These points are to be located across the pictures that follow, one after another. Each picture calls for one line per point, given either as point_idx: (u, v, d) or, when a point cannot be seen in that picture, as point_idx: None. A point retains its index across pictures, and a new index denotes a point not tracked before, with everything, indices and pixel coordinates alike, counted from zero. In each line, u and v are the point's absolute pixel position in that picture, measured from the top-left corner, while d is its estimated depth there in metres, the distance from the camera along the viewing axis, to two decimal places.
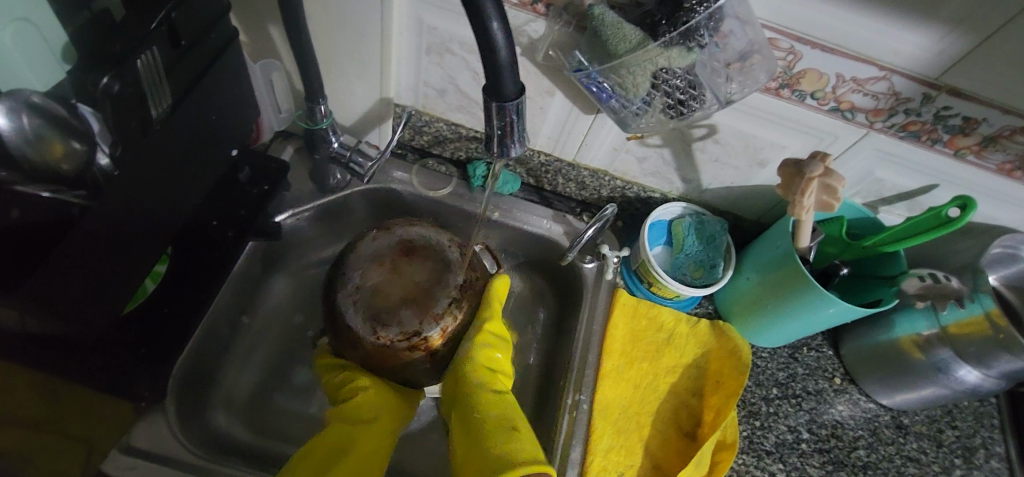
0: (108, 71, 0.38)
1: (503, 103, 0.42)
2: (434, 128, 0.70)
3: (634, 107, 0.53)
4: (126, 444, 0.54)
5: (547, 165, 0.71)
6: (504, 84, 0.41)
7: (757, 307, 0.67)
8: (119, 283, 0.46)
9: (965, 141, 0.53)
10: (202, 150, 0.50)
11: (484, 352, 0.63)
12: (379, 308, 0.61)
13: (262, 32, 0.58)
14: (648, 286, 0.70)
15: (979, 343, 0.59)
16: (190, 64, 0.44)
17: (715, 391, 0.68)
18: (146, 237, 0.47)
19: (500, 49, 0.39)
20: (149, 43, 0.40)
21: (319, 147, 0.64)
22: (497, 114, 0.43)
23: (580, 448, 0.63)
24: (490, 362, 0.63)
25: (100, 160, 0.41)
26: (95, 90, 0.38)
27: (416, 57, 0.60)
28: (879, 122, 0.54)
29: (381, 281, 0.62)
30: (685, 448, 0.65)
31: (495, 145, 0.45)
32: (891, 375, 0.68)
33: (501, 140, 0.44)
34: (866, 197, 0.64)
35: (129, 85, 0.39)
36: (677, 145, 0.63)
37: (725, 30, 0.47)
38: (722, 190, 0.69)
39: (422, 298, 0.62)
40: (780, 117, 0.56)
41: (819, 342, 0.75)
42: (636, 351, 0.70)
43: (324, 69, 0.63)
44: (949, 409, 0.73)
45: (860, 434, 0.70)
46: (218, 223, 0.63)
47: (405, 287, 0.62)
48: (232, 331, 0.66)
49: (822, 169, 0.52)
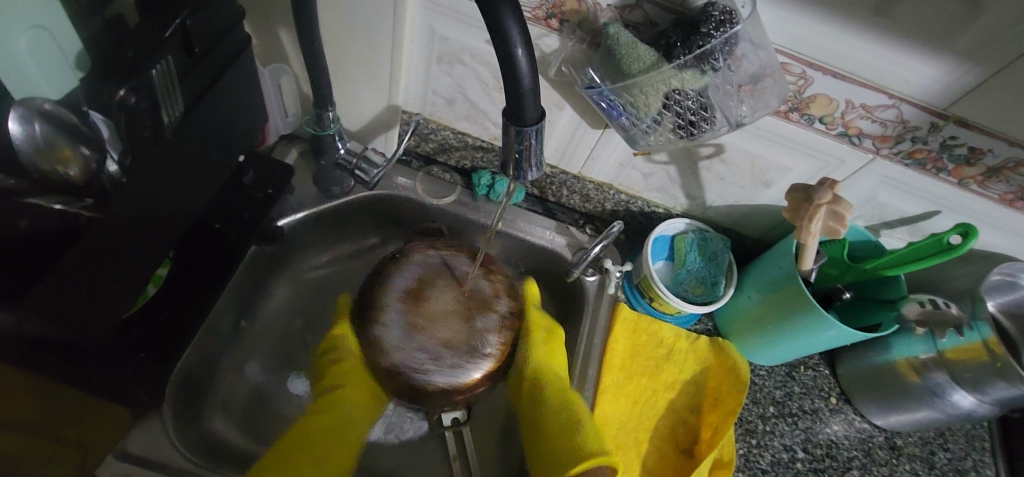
0: (124, 83, 0.38)
1: (523, 127, 0.41)
2: (440, 137, 0.70)
3: (644, 125, 0.53)
4: (121, 450, 0.53)
5: (552, 177, 0.71)
6: (526, 109, 0.40)
7: (758, 326, 0.67)
8: (126, 287, 0.46)
9: (969, 171, 0.54)
10: (211, 156, 0.50)
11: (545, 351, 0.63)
12: (460, 341, 0.63)
13: (272, 35, 0.58)
14: (649, 301, 0.70)
15: (976, 369, 0.60)
16: (203, 69, 0.44)
17: (714, 409, 0.68)
18: (152, 245, 0.47)
19: (523, 72, 0.38)
20: (163, 53, 0.39)
21: (327, 152, 0.63)
22: (516, 137, 0.42)
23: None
24: (555, 355, 0.63)
25: (109, 168, 0.41)
26: (111, 100, 0.37)
27: (427, 66, 0.60)
28: (885, 148, 0.54)
29: (427, 334, 0.63)
30: (682, 465, 0.65)
31: (511, 168, 0.45)
32: (887, 397, 0.69)
33: (519, 164, 0.44)
34: (868, 220, 0.65)
35: (143, 97, 0.39)
36: (684, 163, 0.63)
37: (739, 53, 0.48)
38: (725, 209, 0.69)
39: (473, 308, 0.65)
40: (787, 140, 0.56)
41: (815, 361, 0.76)
42: (636, 366, 0.70)
43: (332, 74, 0.63)
44: (942, 431, 0.74)
45: (854, 454, 0.71)
46: (221, 226, 0.62)
47: (450, 327, 0.64)
48: (231, 335, 0.66)
49: (830, 195, 0.53)
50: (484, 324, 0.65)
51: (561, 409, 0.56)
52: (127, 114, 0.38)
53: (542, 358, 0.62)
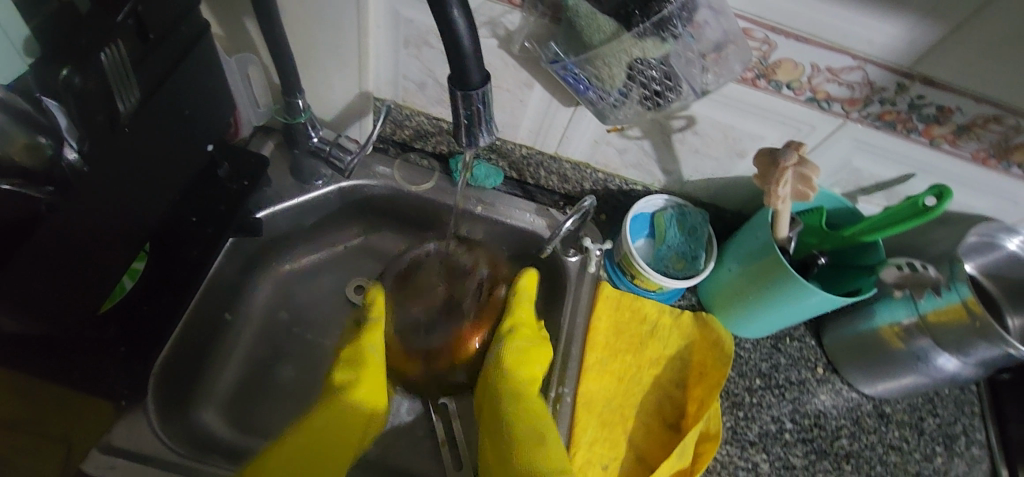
0: (68, 63, 0.38)
1: (469, 91, 0.42)
2: (414, 122, 0.70)
3: (611, 98, 0.53)
4: (107, 443, 0.53)
5: (529, 158, 0.71)
6: (470, 73, 0.41)
7: (740, 298, 0.67)
8: (90, 272, 0.46)
9: (939, 130, 0.53)
10: (172, 140, 0.50)
11: (515, 359, 0.64)
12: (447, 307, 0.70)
13: (238, 25, 0.58)
14: (631, 278, 0.70)
15: (958, 331, 0.59)
16: (158, 57, 0.45)
17: (699, 382, 0.68)
18: (116, 231, 0.47)
19: (463, 37, 0.39)
20: (114, 36, 0.40)
21: (299, 141, 0.65)
22: (464, 102, 0.43)
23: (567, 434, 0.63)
24: (529, 364, 0.64)
25: (67, 156, 0.40)
26: (55, 83, 0.38)
27: (395, 50, 0.60)
28: (854, 112, 0.54)
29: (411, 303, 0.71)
30: (669, 439, 0.65)
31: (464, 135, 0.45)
32: (873, 364, 0.69)
33: (468, 129, 0.45)
34: (845, 188, 0.65)
35: (91, 78, 0.40)
36: (657, 137, 0.63)
37: (700, 20, 0.47)
38: (702, 182, 0.69)
39: (456, 271, 0.72)
40: (756, 108, 0.56)
41: (801, 332, 0.76)
42: (619, 343, 0.70)
43: (301, 63, 0.63)
44: (930, 397, 0.74)
45: (843, 423, 0.71)
46: (198, 219, 0.62)
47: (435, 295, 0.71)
48: (214, 328, 0.66)
49: (796, 157, 0.53)
50: (472, 284, 0.72)
51: (513, 427, 0.57)
52: (77, 100, 0.39)
53: (512, 369, 0.63)
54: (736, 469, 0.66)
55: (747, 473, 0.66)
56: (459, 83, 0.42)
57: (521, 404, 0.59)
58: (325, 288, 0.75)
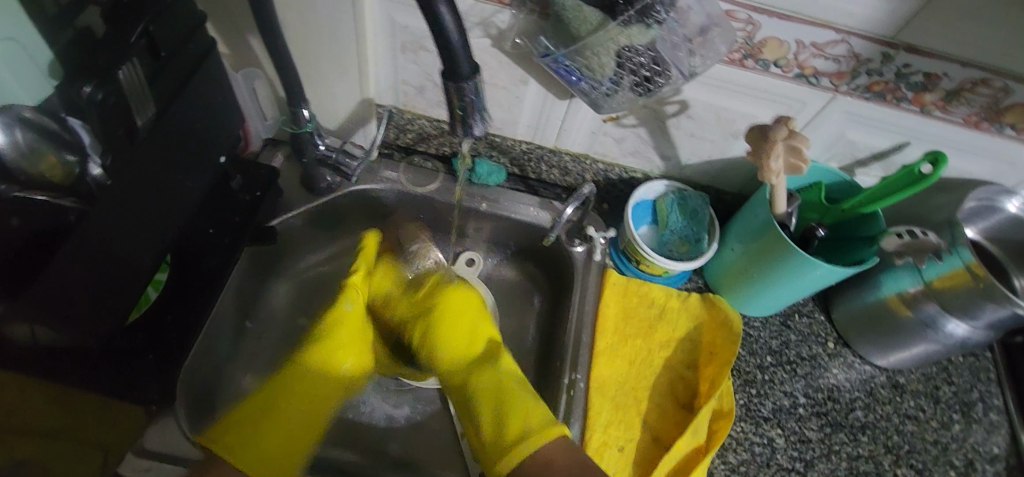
0: (90, 80, 0.41)
1: (461, 83, 0.44)
2: (417, 126, 0.72)
3: (604, 88, 0.55)
4: (141, 446, 0.57)
5: (529, 153, 0.73)
6: (460, 64, 0.43)
7: (745, 277, 0.68)
8: (118, 282, 0.49)
9: (928, 97, 0.54)
10: (185, 154, 0.53)
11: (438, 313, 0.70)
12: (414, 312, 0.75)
13: (243, 43, 0.61)
14: (636, 264, 0.72)
15: (964, 295, 0.60)
16: (170, 74, 0.47)
17: (710, 362, 0.69)
18: (137, 241, 0.49)
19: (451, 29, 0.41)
20: (128, 56, 0.43)
21: (307, 150, 0.67)
22: (456, 93, 0.45)
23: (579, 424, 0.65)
24: (456, 323, 0.70)
25: (92, 171, 0.43)
26: (79, 98, 0.41)
27: (393, 57, 0.62)
28: (843, 85, 0.55)
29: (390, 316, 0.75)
30: (683, 419, 0.66)
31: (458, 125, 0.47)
32: (882, 335, 0.69)
33: (463, 119, 0.47)
34: (842, 161, 0.65)
35: (110, 93, 0.42)
36: (653, 124, 0.65)
37: (683, 6, 0.50)
38: (701, 166, 0.70)
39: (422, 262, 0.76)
40: (746, 88, 0.58)
41: (810, 308, 0.77)
42: (629, 328, 0.71)
43: (305, 76, 0.65)
44: (944, 365, 0.74)
45: (857, 396, 0.71)
46: (215, 231, 0.66)
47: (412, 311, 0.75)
48: (236, 336, 0.69)
49: (785, 131, 0.54)
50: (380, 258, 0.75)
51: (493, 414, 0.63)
52: (99, 113, 0.42)
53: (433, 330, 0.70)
54: (752, 445, 0.67)
55: (763, 449, 0.67)
56: (450, 75, 0.44)
57: (477, 384, 0.66)
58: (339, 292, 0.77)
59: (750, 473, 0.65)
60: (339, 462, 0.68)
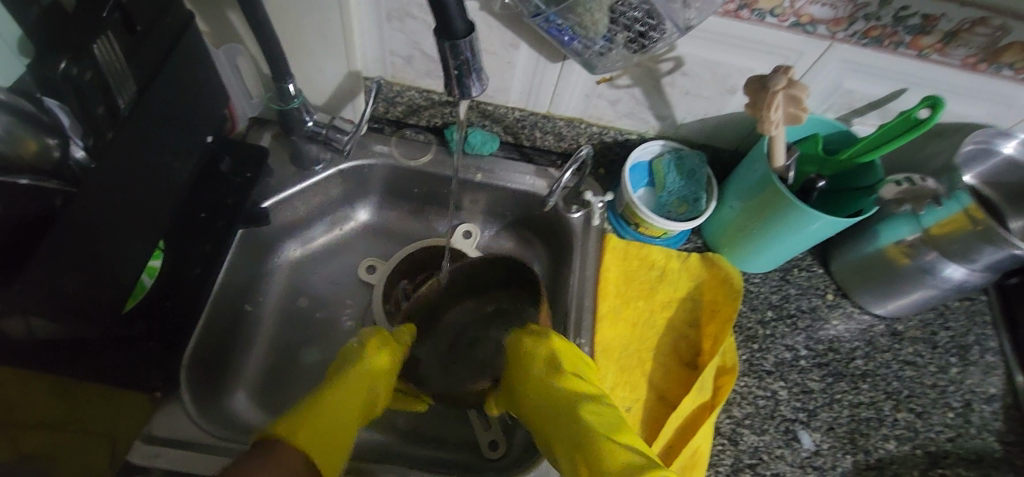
0: (64, 56, 0.39)
1: (455, 41, 0.43)
2: (406, 98, 0.70)
3: (597, 46, 0.54)
4: (148, 434, 0.56)
5: (522, 120, 0.72)
6: (452, 20, 0.42)
7: (745, 234, 0.68)
8: (111, 264, 0.47)
9: (926, 41, 0.54)
10: (170, 136, 0.51)
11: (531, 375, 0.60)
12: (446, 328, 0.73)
13: (221, 17, 0.58)
14: (635, 228, 0.72)
15: (962, 239, 0.60)
16: (149, 49, 0.46)
17: (712, 320, 0.70)
18: (129, 225, 0.48)
19: None
20: (103, 29, 0.41)
21: (295, 128, 0.65)
22: (451, 52, 0.44)
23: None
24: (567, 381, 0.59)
25: (75, 153, 0.43)
26: (53, 72, 0.39)
27: (379, 26, 0.60)
28: (840, 32, 0.54)
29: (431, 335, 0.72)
30: (687, 378, 0.67)
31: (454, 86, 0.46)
32: (882, 284, 0.70)
33: (460, 79, 0.45)
34: (838, 111, 0.65)
35: (87, 68, 0.41)
36: (647, 83, 0.64)
37: None
38: (697, 124, 0.69)
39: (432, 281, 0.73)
40: (742, 40, 0.56)
41: (809, 262, 0.77)
42: (631, 291, 0.71)
43: (289, 51, 0.63)
44: (941, 311, 0.75)
45: (857, 345, 0.72)
46: (206, 215, 0.64)
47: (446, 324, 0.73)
48: (236, 319, 0.68)
49: (785, 80, 0.53)
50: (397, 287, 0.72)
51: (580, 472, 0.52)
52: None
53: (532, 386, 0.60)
54: (756, 398, 0.68)
55: (767, 402, 0.68)
56: (443, 33, 0.43)
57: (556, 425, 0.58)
58: (337, 270, 0.77)
59: (755, 425, 0.66)
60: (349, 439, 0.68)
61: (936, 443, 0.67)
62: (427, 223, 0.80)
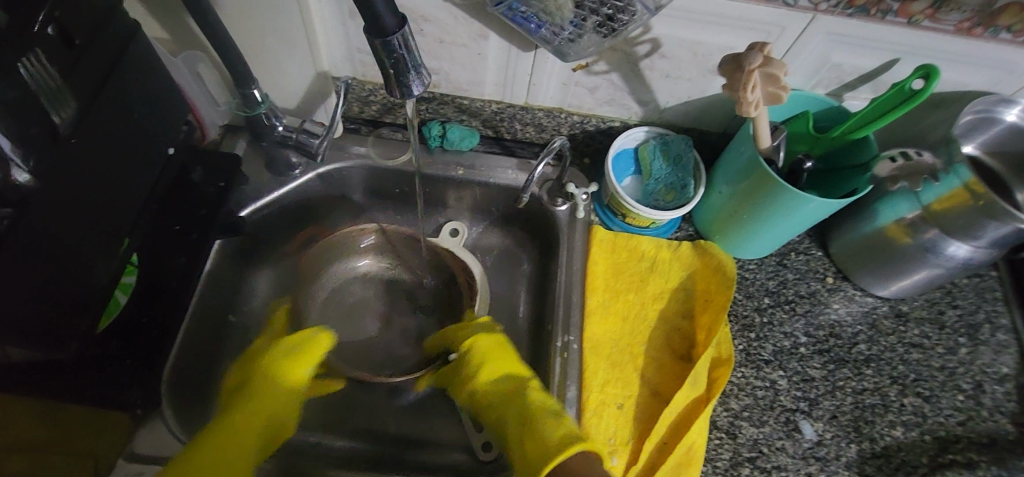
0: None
1: (386, 38, 0.41)
2: (380, 97, 0.68)
3: (566, 33, 0.52)
4: (131, 452, 0.56)
5: (501, 112, 0.69)
6: (384, 16, 0.40)
7: (736, 219, 0.65)
8: (69, 287, 0.46)
9: (915, 7, 0.51)
10: (124, 151, 0.50)
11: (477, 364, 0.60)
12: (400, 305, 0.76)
13: (179, 23, 0.57)
14: (622, 218, 0.69)
15: (965, 215, 0.57)
16: (89, 64, 0.44)
17: (706, 310, 0.68)
18: (89, 245, 0.47)
19: None
20: (31, 44, 0.39)
21: (265, 134, 0.64)
22: (386, 50, 0.42)
23: (575, 408, 0.61)
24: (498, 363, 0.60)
25: (19, 177, 0.40)
26: None
27: (342, 23, 0.58)
28: (823, 3, 0.51)
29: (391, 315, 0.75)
30: (681, 370, 0.65)
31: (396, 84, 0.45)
32: (883, 265, 0.67)
33: (398, 78, 0.44)
34: (828, 86, 0.61)
35: (13, 86, 0.38)
36: (625, 68, 0.61)
37: None
38: (681, 107, 0.66)
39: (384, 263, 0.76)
40: (719, 17, 0.53)
41: (807, 244, 0.74)
42: (620, 284, 0.69)
43: (252, 55, 0.61)
44: (948, 289, 0.72)
45: (859, 329, 0.70)
46: (181, 227, 0.63)
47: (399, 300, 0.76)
48: (219, 331, 0.67)
49: (761, 58, 0.50)
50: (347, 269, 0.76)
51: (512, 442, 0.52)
52: (7, 113, 0.38)
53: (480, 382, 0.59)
54: (753, 389, 0.65)
55: (766, 393, 0.65)
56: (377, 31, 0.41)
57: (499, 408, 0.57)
58: (323, 275, 0.76)
59: (754, 418, 0.64)
60: (340, 447, 0.67)
61: (945, 428, 0.64)
62: (412, 222, 0.79)
